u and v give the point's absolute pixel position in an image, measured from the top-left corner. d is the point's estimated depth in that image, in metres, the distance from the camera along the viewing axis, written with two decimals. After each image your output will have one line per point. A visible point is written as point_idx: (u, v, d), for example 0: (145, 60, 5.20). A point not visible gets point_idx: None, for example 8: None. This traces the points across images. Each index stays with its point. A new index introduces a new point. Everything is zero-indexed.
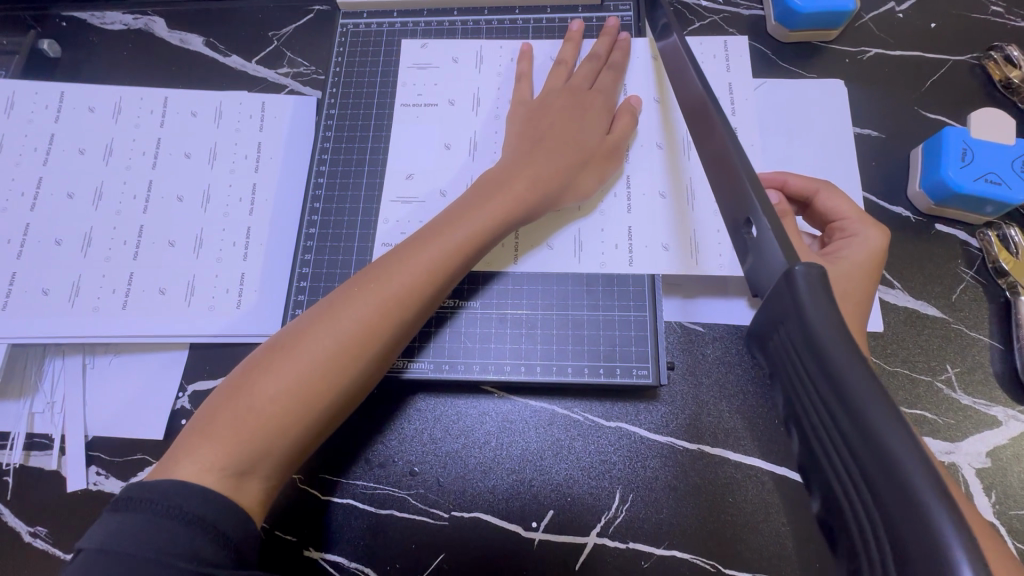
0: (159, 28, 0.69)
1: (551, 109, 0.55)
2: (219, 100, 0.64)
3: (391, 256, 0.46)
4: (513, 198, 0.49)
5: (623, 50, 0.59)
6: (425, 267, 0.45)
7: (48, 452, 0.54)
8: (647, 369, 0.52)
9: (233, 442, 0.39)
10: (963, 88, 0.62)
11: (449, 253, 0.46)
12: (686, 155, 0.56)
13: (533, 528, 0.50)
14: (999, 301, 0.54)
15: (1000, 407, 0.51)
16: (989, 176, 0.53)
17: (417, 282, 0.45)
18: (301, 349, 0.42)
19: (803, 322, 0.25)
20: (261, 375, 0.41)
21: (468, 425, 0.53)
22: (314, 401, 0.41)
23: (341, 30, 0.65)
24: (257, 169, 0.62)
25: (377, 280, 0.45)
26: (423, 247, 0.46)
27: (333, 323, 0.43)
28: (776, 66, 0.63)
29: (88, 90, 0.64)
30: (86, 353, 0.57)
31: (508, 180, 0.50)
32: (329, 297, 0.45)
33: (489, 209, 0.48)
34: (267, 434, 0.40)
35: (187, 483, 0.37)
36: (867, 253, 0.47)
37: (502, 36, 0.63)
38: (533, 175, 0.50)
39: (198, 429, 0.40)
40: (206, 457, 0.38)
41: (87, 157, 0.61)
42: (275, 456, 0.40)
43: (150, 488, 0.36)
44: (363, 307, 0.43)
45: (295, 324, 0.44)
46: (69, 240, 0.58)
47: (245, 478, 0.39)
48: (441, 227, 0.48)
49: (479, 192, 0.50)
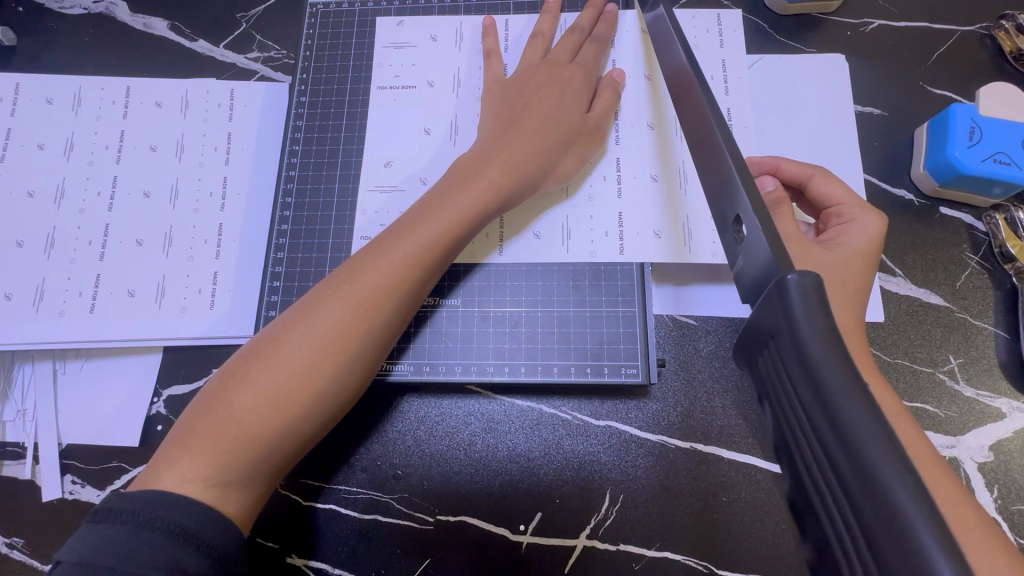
0: (121, 11, 0.65)
1: (528, 87, 0.52)
2: (184, 89, 0.61)
3: (366, 251, 0.44)
4: (492, 188, 0.46)
5: (609, 21, 0.55)
6: (402, 263, 0.43)
7: (22, 460, 0.53)
8: (637, 368, 0.49)
9: (212, 453, 0.37)
10: (971, 61, 0.58)
11: (426, 247, 0.44)
12: (676, 138, 0.53)
13: (522, 532, 0.48)
14: (1006, 288, 0.52)
15: (1005, 398, 0.49)
16: (998, 156, 0.50)
17: (398, 277, 0.42)
18: (277, 355, 0.39)
19: (795, 334, 0.23)
20: (238, 384, 0.39)
21: (453, 426, 0.51)
22: (296, 407, 0.38)
23: (311, 10, 0.61)
24: (227, 161, 0.59)
25: (352, 278, 0.42)
26: (399, 241, 0.44)
27: (309, 324, 0.40)
28: (774, 41, 0.60)
29: (46, 80, 0.60)
30: (56, 358, 0.55)
31: (490, 167, 0.47)
32: (303, 298, 0.43)
33: (469, 198, 0.46)
34: (249, 443, 0.37)
35: (168, 495, 0.35)
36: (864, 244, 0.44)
37: (482, 13, 0.59)
38: (513, 161, 0.47)
39: (176, 441, 0.38)
40: (187, 469, 0.36)
41: (47, 152, 0.58)
42: (258, 465, 0.38)
43: (131, 500, 0.34)
44: (339, 305, 0.41)
45: (269, 328, 0.42)
46: (31, 240, 0.56)
47: (230, 487, 0.37)
48: (417, 219, 0.45)
49: (456, 181, 0.47)
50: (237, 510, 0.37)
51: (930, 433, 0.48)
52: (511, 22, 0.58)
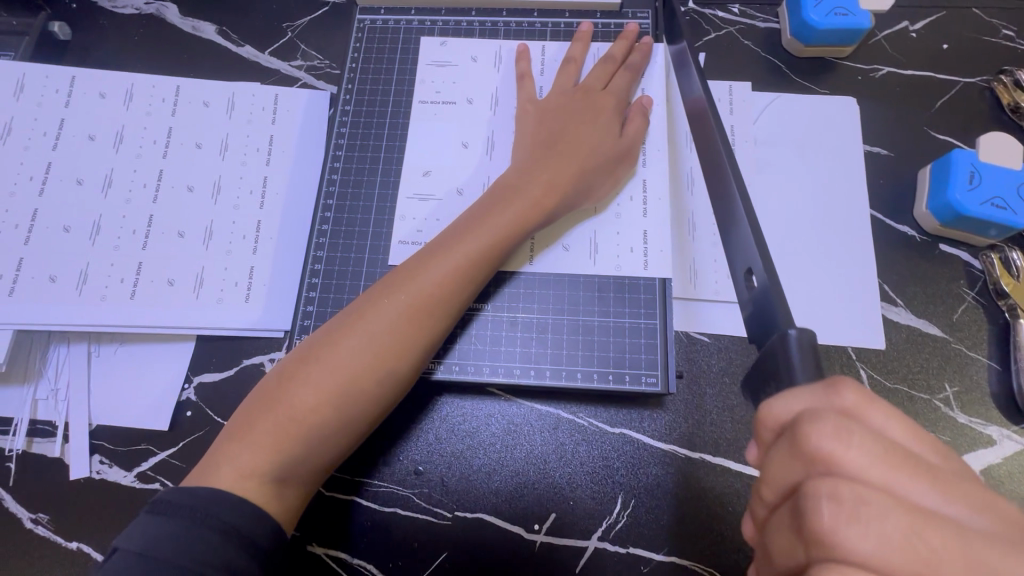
0: (172, 14, 0.68)
1: (564, 110, 0.56)
2: (232, 91, 0.64)
3: (416, 259, 0.47)
4: (532, 206, 0.49)
5: (642, 52, 0.59)
6: (451, 273, 0.46)
7: (51, 439, 0.54)
8: (656, 377, 0.52)
9: (271, 450, 0.39)
10: (973, 110, 0.63)
11: (473, 259, 0.47)
12: (688, 189, 0.59)
13: (535, 531, 0.50)
14: (999, 323, 0.55)
15: (996, 426, 0.52)
16: (995, 201, 0.54)
17: (445, 285, 0.45)
18: (333, 356, 0.42)
19: (792, 379, 0.34)
20: (295, 381, 0.41)
21: (475, 427, 0.54)
22: (349, 405, 0.41)
23: (358, 25, 0.65)
24: (268, 162, 0.61)
25: (404, 285, 0.45)
26: (448, 252, 0.47)
27: (362, 327, 0.43)
28: (790, 80, 0.64)
29: (100, 75, 0.63)
30: (91, 341, 0.57)
31: (528, 187, 0.50)
32: (355, 301, 0.46)
33: (510, 215, 0.49)
34: (305, 438, 0.40)
35: (227, 493, 0.37)
36: (785, 414, 0.30)
37: (519, 38, 0.63)
38: (549, 181, 0.51)
39: (233, 435, 0.40)
40: (246, 463, 0.39)
41: (97, 143, 0.61)
42: (311, 461, 0.40)
43: (193, 496, 0.36)
44: (390, 311, 0.44)
45: (323, 329, 0.44)
46: (77, 227, 0.58)
47: (285, 484, 0.40)
48: (461, 232, 0.48)
49: (498, 199, 0.50)
50: (288, 507, 0.40)
51: None
52: (548, 46, 0.62)
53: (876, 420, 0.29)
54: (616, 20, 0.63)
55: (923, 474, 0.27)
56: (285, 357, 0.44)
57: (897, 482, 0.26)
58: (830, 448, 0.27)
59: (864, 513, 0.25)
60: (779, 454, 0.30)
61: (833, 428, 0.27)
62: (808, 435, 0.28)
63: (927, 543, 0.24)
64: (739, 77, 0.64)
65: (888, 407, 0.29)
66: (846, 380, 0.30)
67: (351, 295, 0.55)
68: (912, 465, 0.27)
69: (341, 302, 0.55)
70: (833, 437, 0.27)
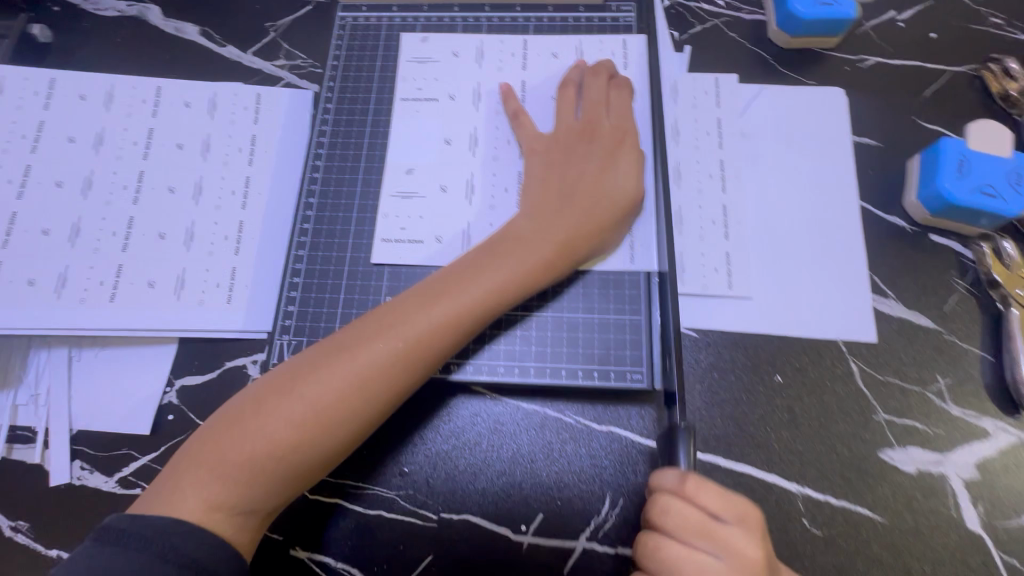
0: (154, 16, 0.68)
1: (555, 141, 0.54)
2: (213, 91, 0.63)
3: (410, 297, 0.46)
4: (523, 245, 0.49)
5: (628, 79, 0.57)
6: (441, 320, 0.45)
7: (31, 445, 0.53)
8: (641, 374, 0.52)
9: (240, 484, 0.39)
10: (962, 99, 0.62)
11: (465, 308, 0.45)
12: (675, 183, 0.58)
13: (522, 532, 0.50)
14: (991, 313, 0.54)
15: (990, 418, 0.51)
16: (985, 188, 0.53)
17: (434, 330, 0.44)
18: (313, 393, 0.41)
19: None
20: (271, 414, 0.41)
21: (460, 427, 0.53)
22: (324, 446, 0.41)
23: (340, 23, 0.64)
24: (251, 162, 0.61)
25: (394, 325, 0.44)
26: (440, 296, 0.46)
27: (347, 363, 0.42)
28: (776, 71, 0.63)
29: (80, 78, 0.63)
30: (72, 345, 0.56)
31: (527, 238, 0.49)
32: (343, 331, 0.45)
33: (505, 261, 0.48)
34: (274, 476, 0.40)
35: (183, 525, 0.37)
36: (654, 489, 0.41)
37: (502, 33, 0.62)
38: (540, 218, 0.50)
39: (201, 461, 0.40)
40: (213, 495, 0.39)
41: (77, 146, 0.60)
42: (279, 496, 0.41)
43: (149, 526, 0.37)
44: (378, 354, 0.43)
45: (307, 356, 0.44)
46: (57, 230, 0.57)
47: (250, 516, 0.40)
48: (455, 278, 0.47)
49: (494, 244, 0.49)
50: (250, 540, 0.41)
51: (918, 451, 0.50)
52: (530, 40, 0.62)
53: (711, 502, 0.40)
54: (600, 15, 0.63)
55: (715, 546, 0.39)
56: (263, 380, 0.44)
57: (706, 532, 0.39)
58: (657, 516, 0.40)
59: (659, 557, 0.40)
60: (645, 515, 0.43)
61: (660, 509, 0.40)
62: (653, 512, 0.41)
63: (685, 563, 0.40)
64: (725, 70, 0.63)
65: (726, 495, 0.40)
66: (696, 475, 0.40)
67: (332, 295, 0.55)
68: (708, 538, 0.39)
69: (322, 303, 0.55)
70: (661, 511, 0.40)
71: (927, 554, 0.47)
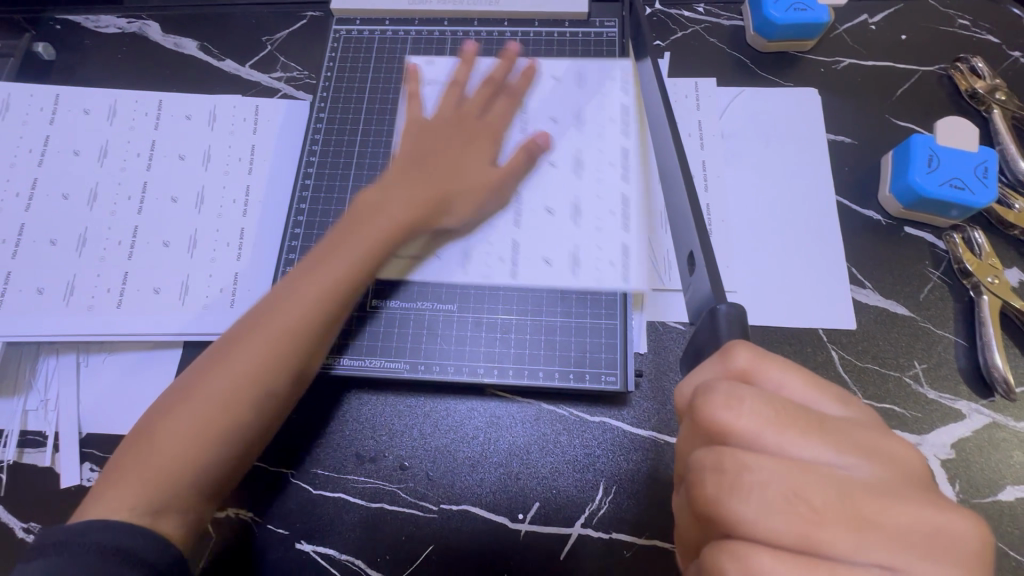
0: (154, 32, 0.70)
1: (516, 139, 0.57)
2: (213, 103, 0.66)
3: (272, 291, 0.48)
4: (377, 225, 0.50)
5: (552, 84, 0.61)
6: (312, 300, 0.46)
7: (41, 449, 0.55)
8: (616, 376, 0.54)
9: (148, 482, 0.40)
10: (932, 97, 0.65)
11: (319, 287, 0.47)
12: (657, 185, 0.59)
13: (520, 521, 0.51)
14: (964, 300, 0.57)
15: (965, 400, 0.53)
16: (953, 181, 0.56)
17: (308, 308, 0.46)
18: (196, 390, 0.43)
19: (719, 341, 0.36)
20: (166, 418, 0.42)
21: (457, 421, 0.55)
22: (221, 436, 0.42)
23: (334, 36, 0.67)
24: (250, 171, 0.63)
25: (265, 315, 0.46)
26: (299, 280, 0.47)
27: (223, 359, 0.44)
28: (754, 74, 0.66)
29: (83, 93, 0.65)
30: (79, 351, 0.58)
31: (385, 214, 0.51)
32: (224, 335, 0.47)
33: (359, 237, 0.49)
34: (175, 471, 0.41)
35: (112, 523, 0.38)
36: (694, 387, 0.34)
37: (489, 46, 0.65)
38: (411, 203, 0.52)
39: (111, 474, 0.41)
40: (117, 499, 0.40)
41: (82, 158, 0.62)
42: (187, 491, 0.41)
43: (78, 531, 0.37)
44: (253, 341, 0.44)
45: (195, 365, 0.46)
46: (64, 239, 0.59)
47: (163, 514, 0.40)
48: (318, 260, 0.48)
49: (354, 220, 0.51)
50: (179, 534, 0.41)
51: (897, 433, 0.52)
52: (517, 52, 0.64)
53: (773, 377, 0.32)
54: (583, 27, 0.66)
55: (813, 430, 0.30)
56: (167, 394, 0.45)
57: (788, 442, 0.30)
58: (724, 417, 0.30)
59: (747, 480, 0.29)
60: (688, 429, 0.33)
61: (724, 397, 0.31)
62: (706, 407, 0.31)
63: (812, 499, 0.28)
64: (705, 74, 0.66)
65: (782, 361, 0.33)
66: (740, 346, 0.33)
67: None
68: (801, 421, 0.30)
69: None
70: (724, 405, 0.30)
71: None
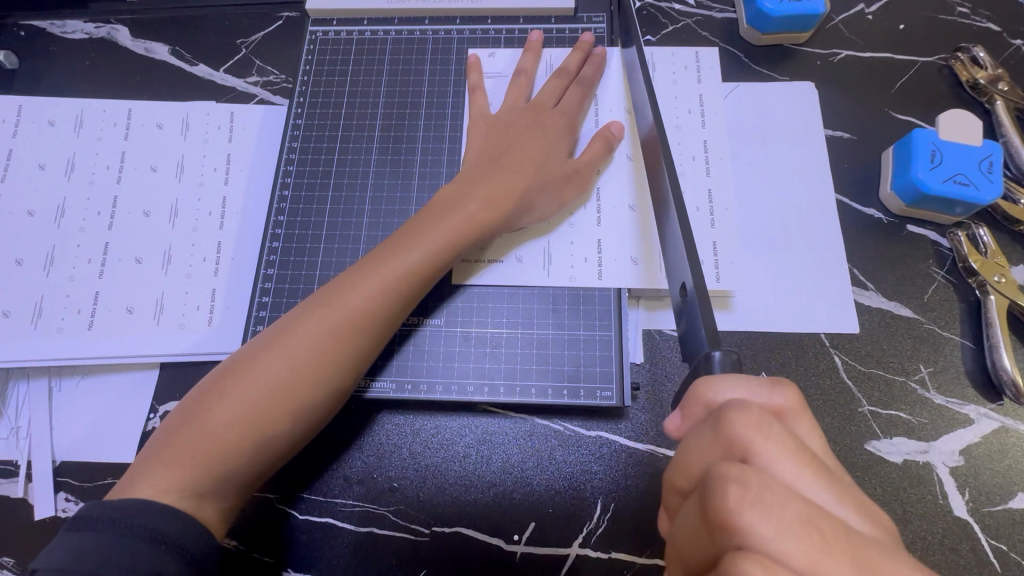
0: (123, 36, 0.67)
1: (511, 130, 0.55)
2: (186, 111, 0.63)
3: (344, 276, 0.47)
4: (460, 217, 0.49)
5: (594, 64, 0.59)
6: (378, 291, 0.45)
7: (13, 479, 0.52)
8: (611, 391, 0.51)
9: (193, 465, 0.40)
10: (931, 89, 0.62)
11: (396, 278, 0.46)
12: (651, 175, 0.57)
13: (516, 542, 0.49)
14: (970, 301, 0.55)
15: (973, 405, 0.51)
16: (958, 177, 0.54)
17: (375, 299, 0.45)
18: (253, 373, 0.42)
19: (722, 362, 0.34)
20: (215, 400, 0.42)
21: (449, 438, 0.53)
22: (273, 424, 0.42)
23: (311, 37, 0.64)
24: (226, 181, 0.60)
25: (329, 302, 0.45)
26: (373, 268, 0.46)
27: (282, 344, 0.43)
28: (748, 68, 0.64)
29: (49, 103, 0.62)
30: (52, 375, 0.55)
31: (455, 205, 0.50)
32: (285, 317, 0.46)
33: (431, 229, 0.48)
34: (222, 456, 0.40)
35: (154, 504, 0.37)
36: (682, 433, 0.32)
37: (473, 46, 0.62)
38: (487, 195, 0.50)
39: (153, 454, 0.41)
40: (162, 480, 0.39)
41: (48, 173, 0.59)
42: (230, 479, 0.41)
43: (116, 509, 0.37)
44: (314, 328, 0.44)
45: (252, 344, 0.45)
46: (30, 258, 0.57)
47: (205, 499, 0.40)
48: (392, 248, 0.48)
49: (429, 214, 0.49)
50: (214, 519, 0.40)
51: (903, 441, 0.50)
52: (501, 51, 0.62)
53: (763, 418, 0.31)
54: (570, 23, 0.63)
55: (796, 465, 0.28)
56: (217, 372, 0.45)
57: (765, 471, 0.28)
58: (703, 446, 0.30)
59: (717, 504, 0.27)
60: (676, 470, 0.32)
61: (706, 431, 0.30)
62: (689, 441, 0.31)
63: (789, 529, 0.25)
64: None
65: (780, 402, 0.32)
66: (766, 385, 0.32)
67: None
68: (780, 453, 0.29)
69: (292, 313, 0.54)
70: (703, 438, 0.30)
71: (917, 541, 0.48)
